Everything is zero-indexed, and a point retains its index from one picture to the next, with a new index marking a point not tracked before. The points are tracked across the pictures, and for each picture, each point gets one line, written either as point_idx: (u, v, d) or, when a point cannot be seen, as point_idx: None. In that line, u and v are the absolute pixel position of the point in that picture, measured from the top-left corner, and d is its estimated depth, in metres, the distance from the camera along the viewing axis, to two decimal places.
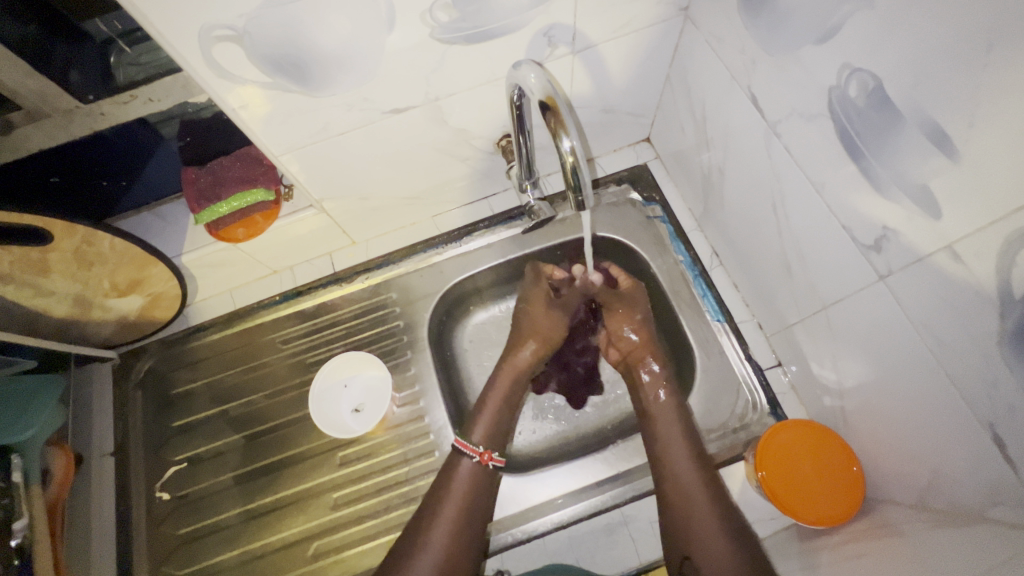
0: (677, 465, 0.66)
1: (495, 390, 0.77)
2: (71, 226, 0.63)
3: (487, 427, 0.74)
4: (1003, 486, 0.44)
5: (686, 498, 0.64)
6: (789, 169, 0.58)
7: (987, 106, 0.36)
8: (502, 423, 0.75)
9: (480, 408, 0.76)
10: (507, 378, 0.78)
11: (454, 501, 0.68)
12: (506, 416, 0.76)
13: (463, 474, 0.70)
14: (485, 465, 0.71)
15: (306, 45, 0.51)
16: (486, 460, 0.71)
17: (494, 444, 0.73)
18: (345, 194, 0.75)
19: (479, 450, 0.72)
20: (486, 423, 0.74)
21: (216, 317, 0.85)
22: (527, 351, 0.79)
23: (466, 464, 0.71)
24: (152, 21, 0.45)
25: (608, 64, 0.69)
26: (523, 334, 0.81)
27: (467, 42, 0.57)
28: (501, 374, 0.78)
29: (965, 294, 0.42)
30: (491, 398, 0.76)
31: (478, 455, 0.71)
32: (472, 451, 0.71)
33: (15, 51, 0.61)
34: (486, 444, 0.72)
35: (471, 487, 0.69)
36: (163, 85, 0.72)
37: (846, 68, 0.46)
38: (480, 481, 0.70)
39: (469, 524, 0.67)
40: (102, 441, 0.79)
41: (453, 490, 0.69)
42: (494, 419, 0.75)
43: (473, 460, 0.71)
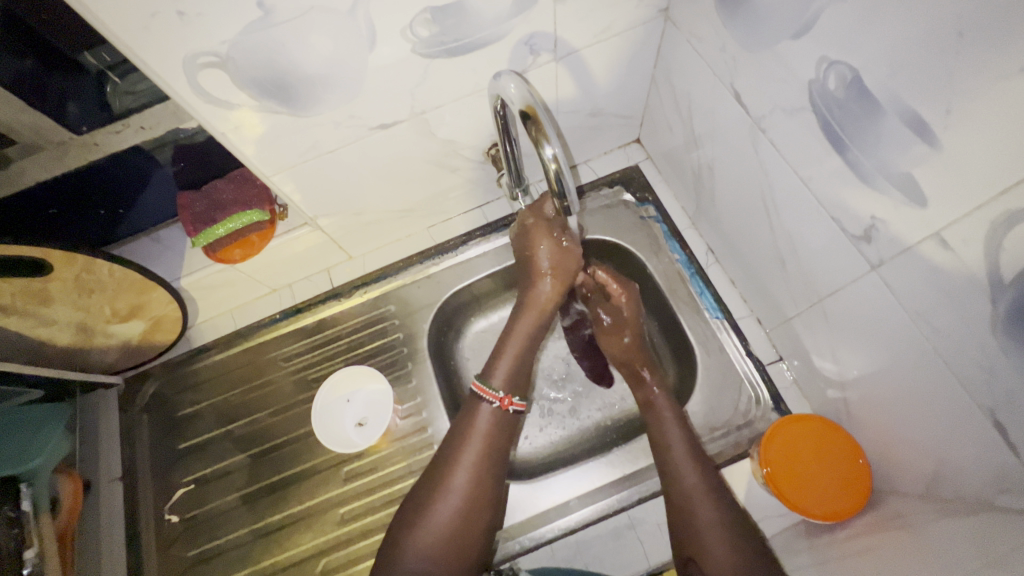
0: (682, 471, 0.65)
1: (515, 334, 0.72)
2: (70, 257, 0.64)
3: (508, 371, 0.71)
4: (1008, 472, 0.43)
5: (682, 477, 0.64)
6: (776, 164, 0.58)
7: (965, 93, 0.36)
8: (522, 368, 0.72)
9: (501, 350, 0.72)
10: (528, 321, 0.72)
11: (473, 448, 0.67)
12: (526, 361, 0.72)
13: (484, 418, 0.68)
14: (506, 411, 0.69)
15: (291, 68, 0.52)
16: (507, 406, 0.69)
17: (513, 388, 0.71)
18: (339, 210, 0.76)
19: (499, 395, 0.69)
20: (508, 365, 0.71)
21: (217, 338, 0.86)
22: (545, 290, 0.71)
23: (486, 410, 0.68)
24: (137, 51, 0.46)
25: (591, 68, 0.70)
26: (536, 270, 0.71)
27: (450, 55, 0.58)
28: (523, 319, 0.72)
29: (957, 281, 0.42)
30: (511, 341, 0.72)
31: (498, 400, 0.68)
32: (493, 397, 0.69)
33: (12, 88, 0.64)
34: (507, 389, 0.70)
35: (489, 436, 0.68)
36: (154, 112, 0.73)
37: (824, 60, 0.46)
38: (501, 424, 0.69)
39: (486, 474, 0.66)
40: (109, 466, 0.80)
41: (472, 437, 0.67)
42: (515, 363, 0.72)
43: (492, 406, 0.68)
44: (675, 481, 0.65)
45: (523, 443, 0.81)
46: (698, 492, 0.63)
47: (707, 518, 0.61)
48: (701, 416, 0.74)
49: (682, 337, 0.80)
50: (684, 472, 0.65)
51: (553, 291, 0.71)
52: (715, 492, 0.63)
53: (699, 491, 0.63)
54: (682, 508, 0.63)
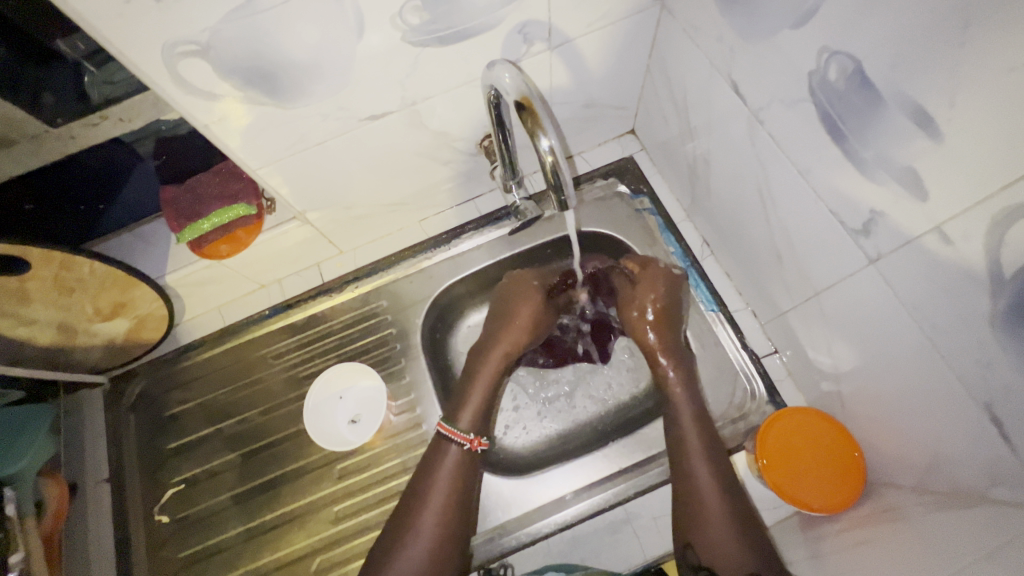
0: (694, 465, 0.64)
1: (484, 372, 0.74)
2: (48, 254, 0.61)
3: (475, 413, 0.72)
4: (1004, 466, 0.43)
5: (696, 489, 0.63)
6: (774, 156, 0.57)
7: (969, 85, 0.35)
8: (488, 408, 0.74)
9: (466, 391, 0.73)
10: (496, 363, 0.75)
11: (441, 489, 0.67)
12: (493, 400, 0.74)
13: (451, 462, 0.68)
14: (474, 451, 0.69)
15: (276, 58, 0.50)
16: (476, 448, 0.69)
17: (479, 429, 0.72)
18: (329, 204, 0.74)
19: (468, 437, 0.69)
20: (475, 407, 0.72)
21: (206, 335, 0.84)
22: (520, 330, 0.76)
23: (455, 452, 0.69)
24: (112, 39, 0.44)
25: (586, 57, 0.68)
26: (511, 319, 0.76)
27: (441, 44, 0.56)
28: (489, 363, 0.74)
29: (955, 276, 0.42)
30: (479, 381, 0.74)
31: (468, 442, 0.69)
32: (464, 439, 0.69)
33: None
34: (475, 430, 0.71)
35: (457, 469, 0.68)
36: (133, 105, 0.70)
37: (824, 51, 0.45)
38: (467, 466, 0.69)
39: (457, 510, 0.66)
40: (95, 468, 0.78)
41: (439, 478, 0.67)
42: (482, 402, 0.73)
43: (462, 447, 0.69)
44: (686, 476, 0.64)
45: (518, 437, 0.81)
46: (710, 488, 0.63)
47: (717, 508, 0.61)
48: None
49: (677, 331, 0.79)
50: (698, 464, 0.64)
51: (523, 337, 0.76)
52: (727, 484, 0.63)
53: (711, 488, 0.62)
54: (695, 503, 0.62)
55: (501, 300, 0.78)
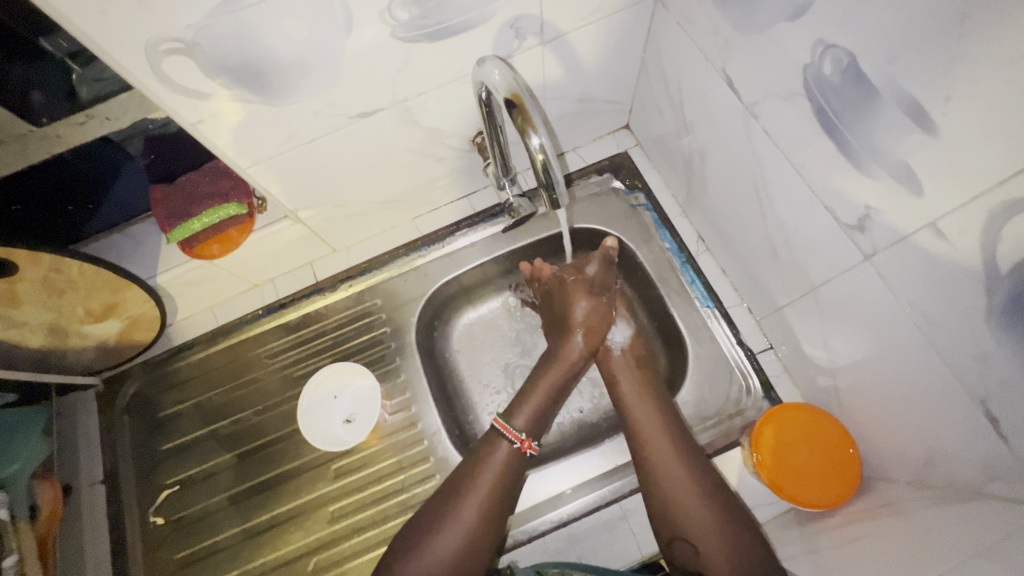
0: (663, 462, 0.64)
1: (544, 379, 0.73)
2: (36, 256, 0.60)
3: (531, 416, 0.71)
4: (999, 461, 0.43)
5: (671, 488, 0.63)
6: (768, 151, 0.57)
7: (965, 77, 0.35)
8: (545, 414, 0.72)
9: (527, 392, 0.72)
10: (554, 372, 0.73)
11: (485, 483, 0.66)
12: (550, 406, 0.72)
13: (499, 458, 0.68)
14: (524, 452, 0.68)
15: (262, 54, 0.49)
16: (527, 448, 0.68)
17: (533, 432, 0.70)
18: (322, 202, 0.73)
19: (520, 436, 0.69)
20: (531, 410, 0.71)
21: (199, 335, 0.84)
22: (579, 341, 0.74)
23: (507, 448, 0.68)
24: (93, 36, 0.43)
25: (579, 51, 0.67)
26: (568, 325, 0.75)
27: (431, 40, 0.55)
28: (549, 374, 0.73)
29: (951, 271, 0.41)
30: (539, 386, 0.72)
31: (519, 441, 0.68)
32: (514, 437, 0.68)
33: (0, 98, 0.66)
34: (528, 432, 0.69)
35: (504, 467, 0.67)
36: (119, 103, 0.73)
37: (819, 44, 0.44)
38: (516, 463, 0.68)
39: (497, 504, 0.65)
40: (90, 469, 0.77)
41: (484, 473, 0.67)
42: (537, 408, 0.72)
43: (513, 445, 0.68)
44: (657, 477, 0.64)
45: None
46: (690, 501, 0.62)
47: (693, 504, 0.61)
48: (692, 405, 0.74)
49: (673, 327, 0.79)
50: (663, 454, 0.65)
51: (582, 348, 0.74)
52: (709, 496, 0.62)
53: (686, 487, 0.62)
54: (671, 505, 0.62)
55: (558, 307, 0.77)
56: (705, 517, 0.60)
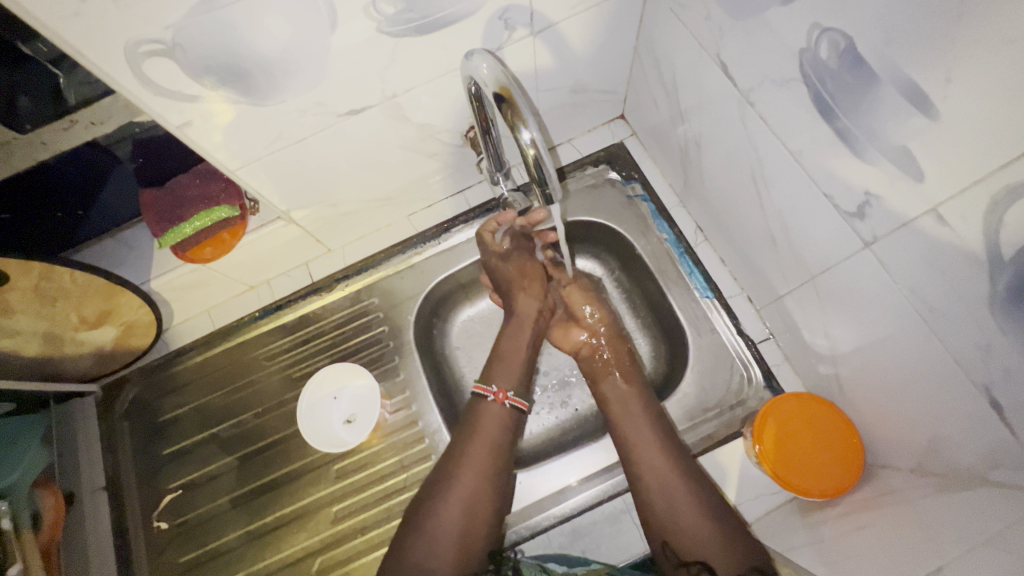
0: (648, 451, 0.65)
1: (506, 342, 0.76)
2: (26, 265, 0.60)
3: (502, 372, 0.73)
4: (1002, 448, 0.43)
5: (658, 479, 0.63)
6: (765, 138, 0.56)
7: (966, 58, 0.34)
8: (520, 367, 0.75)
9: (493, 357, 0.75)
10: (513, 334, 0.76)
11: (483, 439, 0.68)
12: (521, 360, 0.75)
13: (490, 417, 0.69)
14: (501, 405, 0.70)
15: (246, 54, 0.48)
16: (501, 400, 0.70)
17: (510, 385, 0.72)
18: (314, 202, 0.72)
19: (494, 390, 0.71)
20: (503, 367, 0.74)
21: (196, 339, 0.83)
22: (526, 301, 0.77)
23: (489, 408, 0.70)
24: (70, 40, 0.42)
25: (570, 41, 0.66)
26: (511, 291, 0.78)
27: (418, 34, 0.54)
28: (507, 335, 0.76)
29: (953, 257, 0.40)
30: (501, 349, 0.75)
31: (492, 395, 0.71)
32: (487, 391, 0.71)
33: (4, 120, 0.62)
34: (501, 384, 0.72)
35: (492, 446, 0.67)
36: (102, 106, 0.69)
37: (815, 27, 0.43)
38: (503, 423, 0.70)
39: (492, 471, 0.66)
40: (92, 477, 0.77)
41: (480, 432, 0.68)
42: (508, 364, 0.74)
43: (490, 401, 0.70)
44: (641, 467, 0.64)
45: None
46: (686, 510, 0.61)
47: (680, 496, 0.62)
48: (692, 397, 0.74)
49: (673, 319, 0.79)
50: (646, 447, 0.65)
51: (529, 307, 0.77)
52: (695, 489, 0.62)
53: (672, 479, 0.63)
54: (660, 499, 0.62)
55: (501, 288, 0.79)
56: (705, 532, 0.59)
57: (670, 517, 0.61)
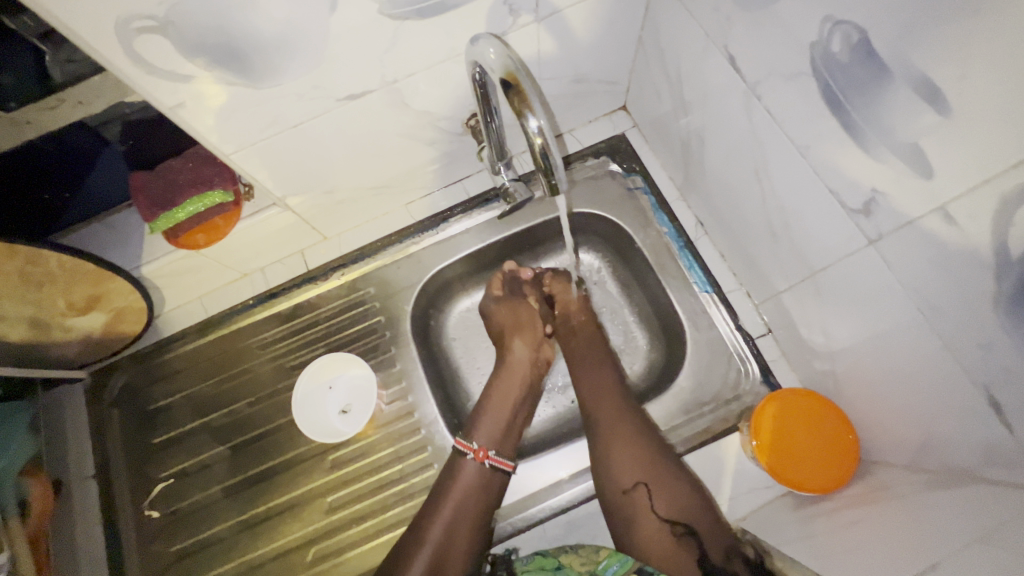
0: (609, 404, 0.74)
1: (492, 390, 0.77)
2: (12, 250, 0.59)
3: (487, 423, 0.74)
4: (999, 445, 0.43)
5: (620, 427, 0.71)
6: (771, 132, 0.55)
7: (984, 55, 0.33)
8: (504, 422, 0.75)
9: (481, 407, 0.76)
10: (502, 381, 0.77)
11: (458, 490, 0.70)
12: (505, 411, 0.76)
13: (468, 469, 0.71)
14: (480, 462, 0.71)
15: (242, 33, 0.46)
16: (481, 458, 0.71)
17: (492, 441, 0.73)
18: (310, 188, 0.71)
19: (474, 447, 0.72)
20: (484, 424, 0.74)
21: (187, 327, 0.82)
22: (518, 349, 0.79)
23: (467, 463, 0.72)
24: (57, 13, 0.40)
25: (575, 29, 0.65)
26: (505, 334, 0.81)
27: (421, 17, 0.53)
28: (494, 382, 0.77)
29: (958, 256, 0.40)
30: (488, 397, 0.76)
31: (472, 451, 0.72)
32: (467, 448, 0.72)
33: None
34: (482, 440, 0.73)
35: (470, 493, 0.70)
36: (92, 86, 0.67)
37: (827, 20, 0.43)
38: (482, 477, 0.71)
39: (466, 518, 0.69)
40: (81, 464, 0.76)
41: (457, 483, 0.71)
42: (492, 416, 0.75)
43: (469, 457, 0.72)
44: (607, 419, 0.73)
45: None
46: (651, 459, 0.69)
47: (645, 448, 0.69)
48: (689, 391, 0.74)
49: (672, 313, 0.78)
50: (608, 399, 0.74)
51: (519, 350, 0.79)
52: (654, 441, 0.70)
53: (635, 431, 0.71)
54: (626, 447, 0.70)
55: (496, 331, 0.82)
56: (674, 479, 0.68)
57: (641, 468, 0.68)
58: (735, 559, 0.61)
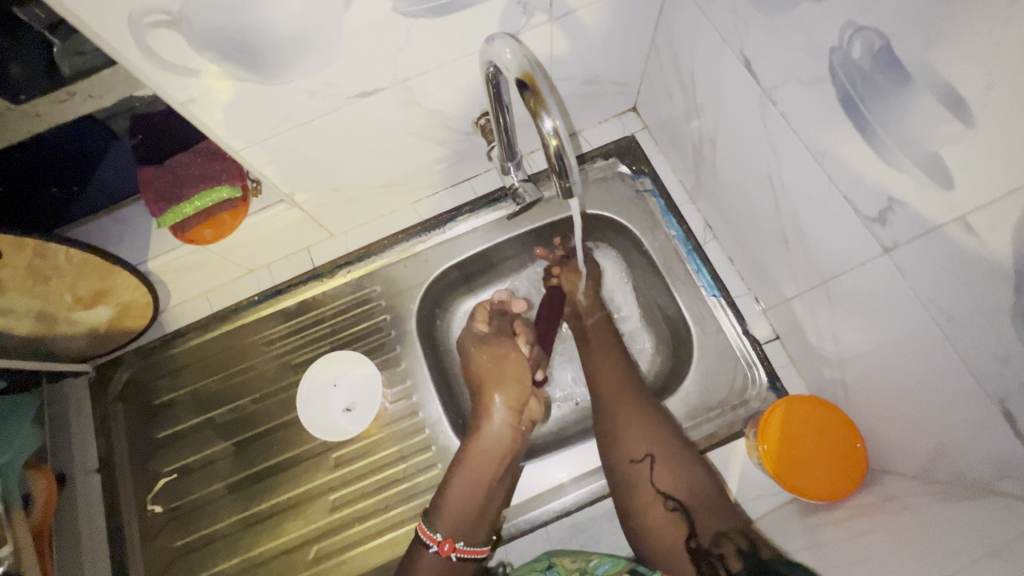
0: (608, 377, 0.74)
1: (462, 468, 0.70)
2: (21, 243, 0.58)
3: (454, 511, 0.68)
4: (1011, 458, 0.43)
5: (618, 398, 0.72)
6: (786, 138, 0.55)
7: (1011, 64, 0.33)
8: (473, 509, 0.69)
9: (447, 488, 0.70)
10: (475, 455, 0.71)
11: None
12: (478, 492, 0.69)
13: (427, 565, 0.66)
14: (445, 555, 0.66)
15: (255, 29, 0.46)
16: (446, 552, 0.65)
17: (458, 532, 0.67)
18: (318, 185, 0.70)
19: (438, 538, 0.66)
20: (452, 509, 0.68)
21: (193, 322, 0.81)
22: (499, 404, 0.73)
23: (428, 556, 0.66)
24: (71, 7, 0.40)
25: (588, 30, 0.64)
26: (487, 387, 0.75)
27: (435, 15, 0.52)
28: (467, 458, 0.70)
29: (977, 267, 0.40)
30: (457, 478, 0.70)
31: (436, 544, 0.66)
32: (431, 541, 0.66)
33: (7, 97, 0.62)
34: (449, 533, 0.67)
35: None
36: (102, 80, 0.66)
37: (849, 26, 0.42)
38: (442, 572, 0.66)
39: None
40: (84, 458, 0.76)
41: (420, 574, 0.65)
42: (462, 500, 0.69)
43: (433, 550, 0.66)
44: (604, 390, 0.73)
45: None
46: (652, 429, 0.68)
47: (644, 420, 0.69)
48: (695, 395, 0.74)
49: (679, 317, 0.78)
50: (608, 372, 0.75)
51: (502, 417, 0.73)
52: (654, 414, 0.70)
53: (634, 404, 0.71)
54: (625, 417, 0.70)
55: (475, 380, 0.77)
56: (675, 452, 0.67)
57: (643, 441, 0.67)
58: (724, 542, 0.57)
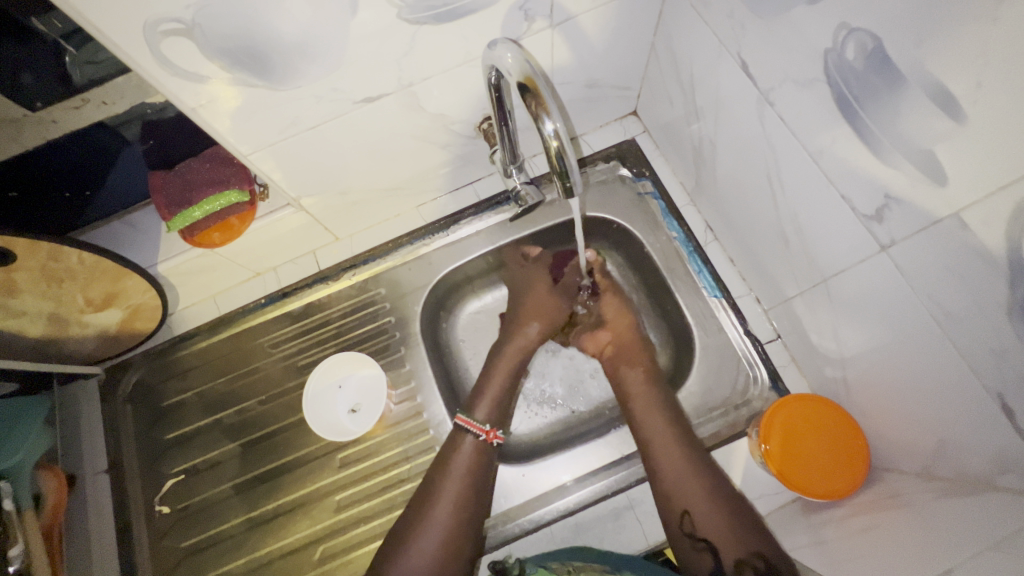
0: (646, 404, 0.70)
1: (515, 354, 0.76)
2: (34, 245, 0.59)
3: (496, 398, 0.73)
4: (1010, 452, 0.43)
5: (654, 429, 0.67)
6: (783, 138, 0.55)
7: (998, 62, 0.34)
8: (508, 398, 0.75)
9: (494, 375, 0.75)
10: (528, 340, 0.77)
11: (456, 479, 0.68)
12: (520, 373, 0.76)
13: (465, 455, 0.70)
14: (490, 443, 0.71)
15: (265, 37, 0.48)
16: (493, 438, 0.70)
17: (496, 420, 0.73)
18: (324, 189, 0.72)
19: (484, 428, 0.71)
20: (491, 402, 0.73)
21: (200, 324, 0.83)
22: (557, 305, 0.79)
23: (469, 444, 0.70)
24: (88, 17, 0.41)
25: (588, 36, 0.66)
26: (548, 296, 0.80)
27: (438, 22, 0.53)
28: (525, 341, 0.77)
29: (972, 262, 0.40)
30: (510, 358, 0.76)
31: (483, 433, 0.70)
32: (479, 429, 0.70)
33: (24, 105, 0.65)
34: (492, 423, 0.72)
35: (465, 487, 0.68)
36: (116, 87, 0.68)
37: (843, 27, 0.43)
38: (479, 463, 0.70)
39: (464, 515, 0.67)
40: (94, 459, 0.77)
41: (454, 469, 0.69)
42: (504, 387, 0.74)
43: (478, 438, 0.70)
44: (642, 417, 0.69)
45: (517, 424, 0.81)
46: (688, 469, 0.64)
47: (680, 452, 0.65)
48: (697, 396, 0.74)
49: (680, 318, 0.79)
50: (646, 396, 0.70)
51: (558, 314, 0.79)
52: (691, 448, 0.65)
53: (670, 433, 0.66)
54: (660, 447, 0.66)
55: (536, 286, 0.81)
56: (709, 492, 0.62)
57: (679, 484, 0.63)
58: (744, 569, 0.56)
